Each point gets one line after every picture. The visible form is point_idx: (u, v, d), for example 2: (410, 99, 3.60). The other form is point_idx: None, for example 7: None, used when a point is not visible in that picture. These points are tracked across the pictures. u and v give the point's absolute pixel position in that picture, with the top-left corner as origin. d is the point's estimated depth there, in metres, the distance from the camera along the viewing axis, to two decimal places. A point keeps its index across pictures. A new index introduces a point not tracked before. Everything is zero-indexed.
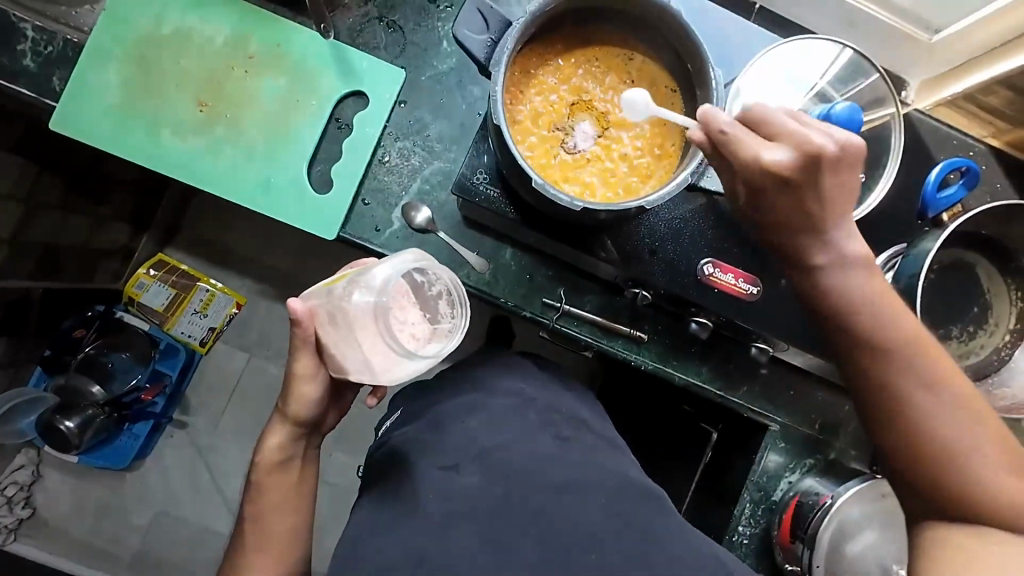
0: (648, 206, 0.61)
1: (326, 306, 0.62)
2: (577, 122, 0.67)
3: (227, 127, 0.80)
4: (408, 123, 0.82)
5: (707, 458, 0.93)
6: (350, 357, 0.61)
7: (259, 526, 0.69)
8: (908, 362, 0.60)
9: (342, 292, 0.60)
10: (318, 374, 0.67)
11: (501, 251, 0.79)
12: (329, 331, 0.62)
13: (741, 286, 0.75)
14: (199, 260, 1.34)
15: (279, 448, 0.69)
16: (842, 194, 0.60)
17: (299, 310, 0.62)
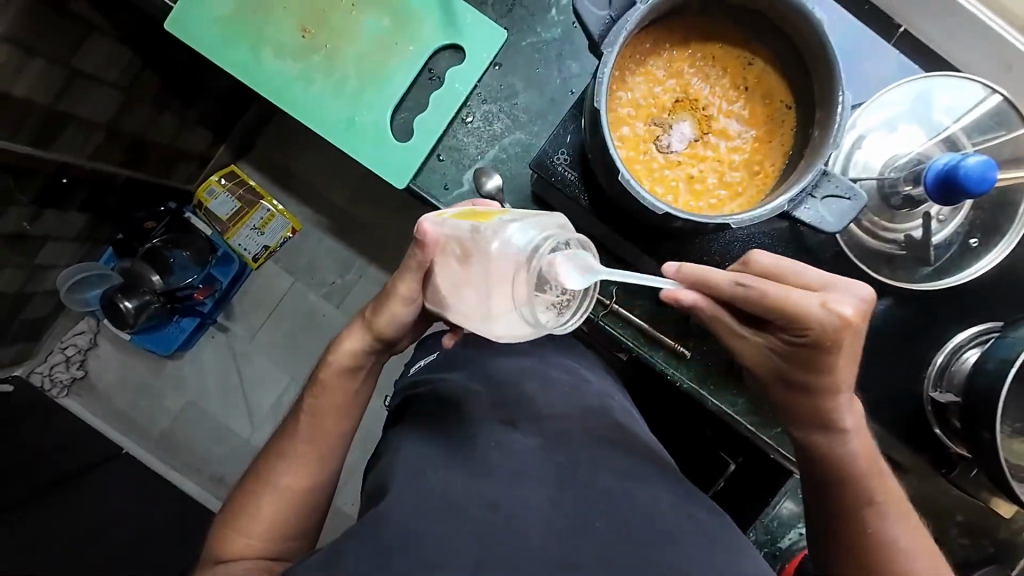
0: (733, 225, 0.57)
1: (457, 239, 0.57)
2: (677, 121, 0.63)
3: (325, 57, 0.81)
4: (499, 87, 0.80)
5: (719, 486, 0.88)
6: (466, 301, 0.57)
7: (300, 430, 0.69)
8: (886, 514, 0.59)
9: (483, 234, 0.55)
10: (418, 301, 0.64)
11: None
12: (448, 267, 0.58)
13: None
14: (269, 179, 1.38)
15: (352, 356, 0.68)
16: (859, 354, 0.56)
17: (429, 236, 0.57)
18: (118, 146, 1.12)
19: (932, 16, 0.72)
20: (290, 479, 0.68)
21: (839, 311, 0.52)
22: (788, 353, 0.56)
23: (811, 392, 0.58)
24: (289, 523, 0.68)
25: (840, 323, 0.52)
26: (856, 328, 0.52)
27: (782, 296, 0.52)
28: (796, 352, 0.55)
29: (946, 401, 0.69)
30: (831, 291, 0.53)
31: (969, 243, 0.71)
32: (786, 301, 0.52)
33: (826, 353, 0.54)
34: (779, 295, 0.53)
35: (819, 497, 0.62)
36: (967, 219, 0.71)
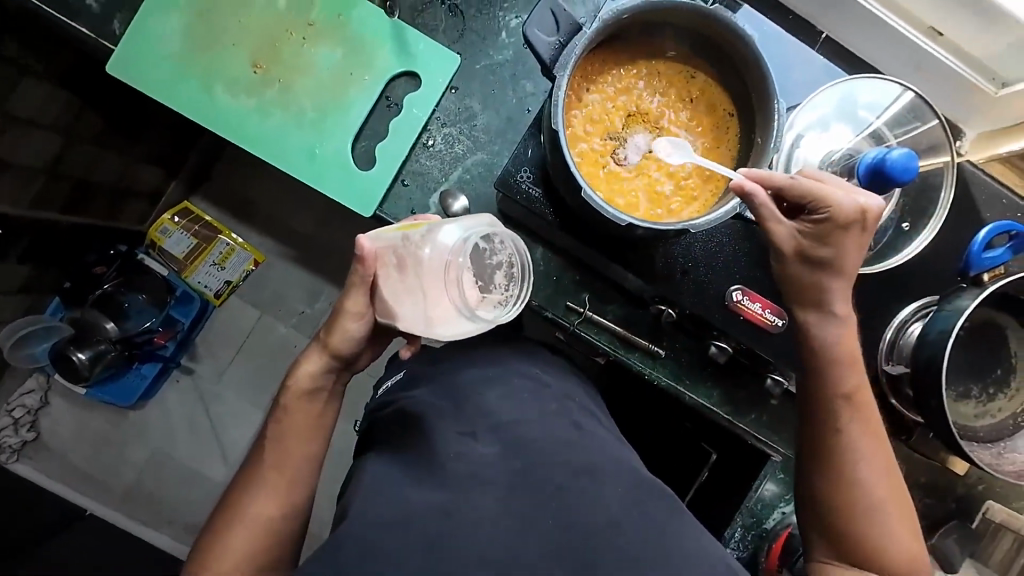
0: (693, 229, 0.61)
1: (393, 250, 0.61)
2: (631, 134, 0.66)
3: (280, 90, 0.81)
4: (457, 110, 0.81)
5: (704, 476, 0.93)
6: (409, 310, 0.59)
7: (269, 459, 0.67)
8: (853, 415, 0.67)
9: (416, 240, 0.60)
10: (367, 314, 0.65)
11: (532, 249, 0.79)
12: (387, 278, 0.61)
13: (767, 317, 0.75)
14: (223, 212, 1.35)
15: (313, 377, 0.68)
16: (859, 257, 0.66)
17: (367, 248, 0.60)
18: (60, 191, 1.07)
19: (849, 23, 0.79)
20: (263, 514, 0.66)
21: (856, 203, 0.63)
22: (805, 235, 0.65)
23: (828, 275, 0.65)
24: (271, 550, 0.66)
25: (863, 209, 0.63)
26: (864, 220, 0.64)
27: (814, 185, 0.63)
28: (811, 233, 0.64)
29: (898, 372, 0.75)
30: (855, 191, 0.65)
31: (902, 227, 0.77)
32: (810, 187, 0.63)
33: (835, 234, 0.64)
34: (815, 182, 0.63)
35: (810, 399, 0.68)
36: (898, 204, 0.77)
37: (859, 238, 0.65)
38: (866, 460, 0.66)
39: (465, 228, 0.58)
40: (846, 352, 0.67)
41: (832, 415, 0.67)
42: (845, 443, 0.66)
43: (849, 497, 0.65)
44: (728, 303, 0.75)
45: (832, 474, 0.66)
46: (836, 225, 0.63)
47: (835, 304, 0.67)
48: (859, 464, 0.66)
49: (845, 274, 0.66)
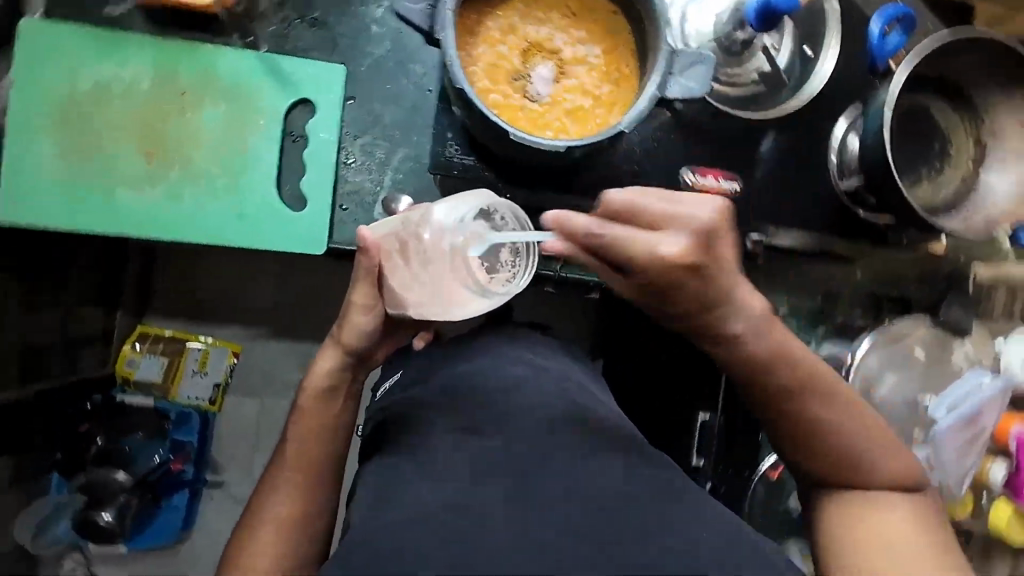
0: (627, 129, 0.62)
1: (396, 238, 0.64)
2: (533, 67, 0.67)
3: (183, 169, 0.78)
4: (362, 118, 0.80)
5: None
6: (418, 294, 0.62)
7: (311, 497, 0.67)
8: (811, 395, 0.63)
9: (416, 222, 0.61)
10: (376, 305, 0.66)
11: None
12: (393, 265, 0.64)
13: (722, 184, 0.78)
14: (179, 317, 1.30)
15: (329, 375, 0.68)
16: (722, 279, 0.58)
17: (369, 239, 0.63)
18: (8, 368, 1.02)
19: None
20: None
21: (665, 251, 0.55)
22: (647, 287, 0.58)
23: (704, 311, 0.59)
24: None
25: (676, 253, 0.55)
26: (685, 262, 0.55)
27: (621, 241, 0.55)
28: (654, 289, 0.58)
29: (853, 185, 0.80)
30: (667, 227, 0.55)
31: (806, 55, 0.81)
32: (649, 244, 0.55)
33: (694, 275, 0.56)
34: (627, 235, 0.55)
35: (772, 397, 0.64)
36: (793, 36, 0.81)
37: (706, 258, 0.56)
38: (849, 425, 0.63)
39: (458, 210, 0.59)
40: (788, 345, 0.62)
41: (799, 408, 0.63)
42: (824, 428, 0.63)
43: (838, 461, 0.64)
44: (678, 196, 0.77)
45: (814, 450, 0.64)
46: (659, 274, 0.55)
47: (732, 326, 0.60)
48: (838, 433, 0.63)
49: (734, 301, 0.59)
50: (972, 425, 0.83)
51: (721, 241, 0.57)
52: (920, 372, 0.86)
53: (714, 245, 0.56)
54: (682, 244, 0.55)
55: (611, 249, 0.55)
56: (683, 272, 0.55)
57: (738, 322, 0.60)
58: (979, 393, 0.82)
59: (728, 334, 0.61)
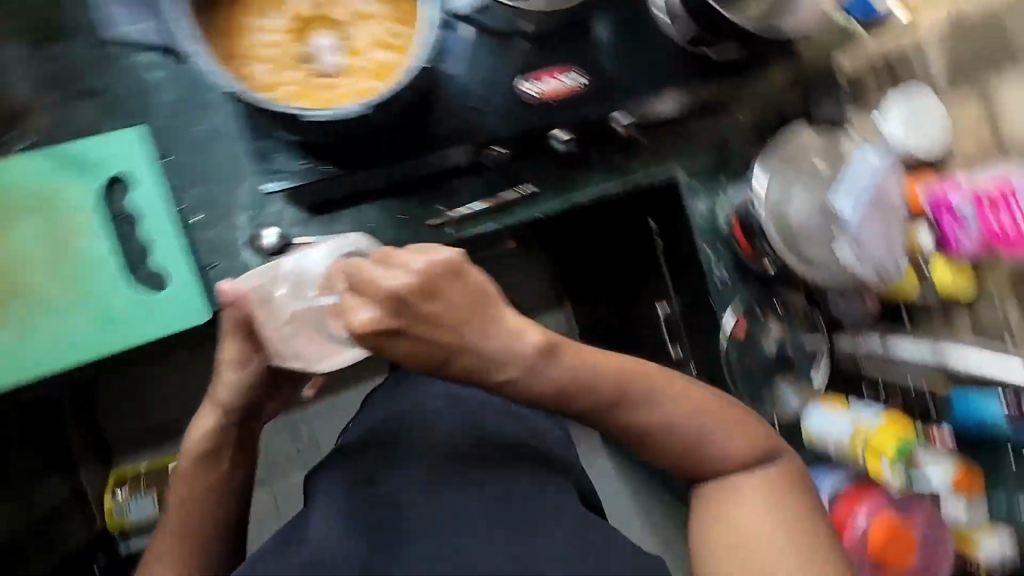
0: (426, 61, 0.58)
1: (264, 289, 0.64)
2: (312, 41, 0.64)
3: (23, 302, 0.70)
4: (186, 170, 0.75)
5: (660, 244, 0.97)
6: (296, 341, 0.67)
7: (198, 569, 0.62)
8: (629, 402, 0.56)
9: (287, 273, 0.66)
10: (250, 359, 0.66)
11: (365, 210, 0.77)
12: (265, 312, 0.65)
13: (565, 80, 0.77)
14: (143, 449, 1.21)
15: (209, 436, 0.65)
16: (476, 317, 0.50)
17: (236, 292, 0.61)
18: None
19: None
20: None
21: (403, 285, 0.48)
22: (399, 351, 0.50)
23: (473, 362, 0.51)
24: None
25: (414, 285, 0.48)
26: (427, 293, 0.49)
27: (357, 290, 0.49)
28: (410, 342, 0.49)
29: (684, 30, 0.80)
30: (404, 261, 0.50)
31: None
32: (371, 293, 0.49)
33: (441, 311, 0.49)
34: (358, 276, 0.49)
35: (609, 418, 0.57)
36: None
37: (446, 302, 0.49)
38: (689, 424, 0.57)
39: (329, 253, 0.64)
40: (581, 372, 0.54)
41: (637, 414, 0.56)
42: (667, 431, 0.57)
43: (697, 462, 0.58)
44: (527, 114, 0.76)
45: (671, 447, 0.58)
46: (406, 318, 0.49)
47: (513, 367, 0.52)
48: (688, 428, 0.57)
49: (499, 340, 0.51)
50: (877, 204, 0.82)
51: (457, 287, 0.50)
52: (819, 178, 0.86)
53: (447, 285, 0.50)
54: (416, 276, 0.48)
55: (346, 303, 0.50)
56: (420, 316, 0.49)
57: (513, 369, 0.51)
58: (870, 171, 0.82)
59: (498, 381, 0.51)
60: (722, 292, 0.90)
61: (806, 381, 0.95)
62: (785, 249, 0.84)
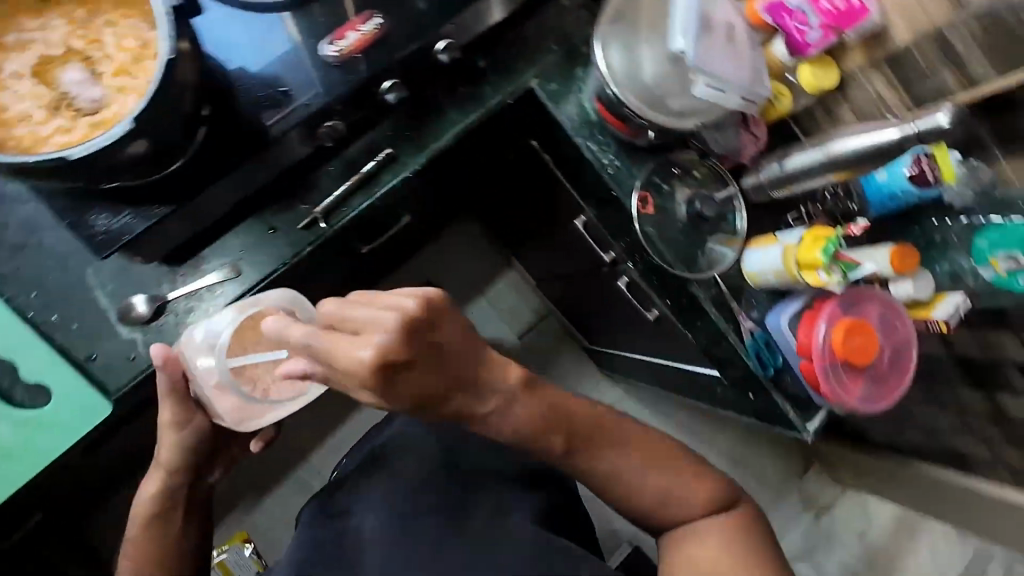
0: (173, 53, 0.56)
1: (193, 346, 0.69)
2: (65, 79, 0.68)
3: None
4: (20, 272, 0.70)
5: (548, 157, 0.97)
6: (224, 404, 0.70)
7: None
8: (593, 449, 0.66)
9: (214, 339, 0.68)
10: (191, 417, 0.73)
11: (228, 238, 0.74)
12: (199, 368, 0.69)
13: (364, 29, 0.71)
14: None
15: (158, 497, 0.76)
16: (455, 351, 0.57)
17: (162, 352, 0.66)
18: None
19: None
20: None
21: (389, 317, 0.53)
22: (372, 392, 0.54)
23: (453, 388, 0.58)
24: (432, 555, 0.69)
25: (403, 320, 0.52)
26: (413, 324, 0.53)
27: (334, 319, 0.55)
28: (394, 376, 0.53)
29: None
30: (396, 296, 0.54)
31: None
32: (364, 329, 0.53)
33: (428, 347, 0.54)
34: (336, 313, 0.55)
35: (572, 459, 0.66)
36: None
37: (429, 333, 0.54)
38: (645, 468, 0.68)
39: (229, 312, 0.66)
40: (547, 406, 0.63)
41: (598, 453, 0.66)
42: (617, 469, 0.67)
43: (657, 503, 0.68)
44: (339, 79, 0.71)
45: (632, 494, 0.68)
46: (399, 355, 0.52)
47: (486, 405, 0.60)
48: (641, 473, 0.68)
49: (480, 372, 0.59)
50: (708, 31, 0.79)
51: (440, 318, 0.55)
52: (657, 27, 0.83)
53: (432, 320, 0.55)
54: (413, 308, 0.53)
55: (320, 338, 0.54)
56: (400, 353, 0.52)
57: (484, 399, 0.60)
58: None
59: (479, 412, 0.60)
60: (617, 175, 0.91)
61: (730, 230, 0.95)
62: (653, 111, 0.80)
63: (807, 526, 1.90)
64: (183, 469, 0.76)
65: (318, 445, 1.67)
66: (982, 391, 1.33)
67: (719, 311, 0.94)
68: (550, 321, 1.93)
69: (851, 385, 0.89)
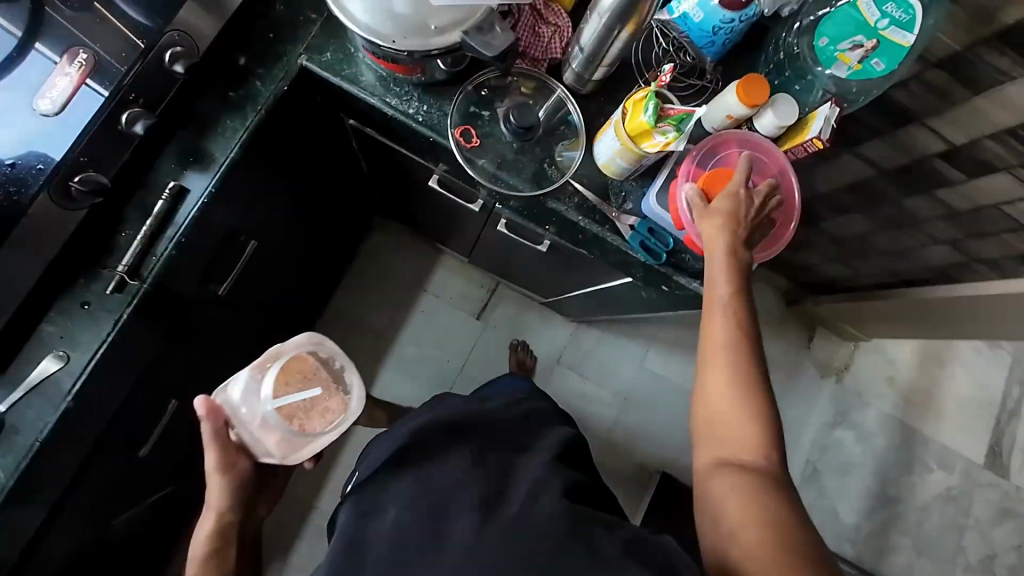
0: None
1: (233, 399, 0.86)
2: None
3: None
4: None
5: (365, 127, 0.93)
6: (265, 442, 0.85)
7: None
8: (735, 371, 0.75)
9: (252, 388, 0.87)
10: (237, 460, 0.85)
11: (42, 328, 0.72)
12: (244, 416, 0.86)
13: (74, 71, 0.66)
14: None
15: (211, 535, 0.83)
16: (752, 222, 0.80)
17: (207, 404, 0.81)
18: None
19: None
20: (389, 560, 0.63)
21: (760, 189, 0.81)
22: (706, 209, 0.80)
23: (734, 236, 0.78)
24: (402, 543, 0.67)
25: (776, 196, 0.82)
26: (755, 199, 0.80)
27: (724, 194, 0.80)
28: (737, 212, 0.79)
29: None
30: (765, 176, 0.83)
31: None
32: (736, 183, 0.80)
33: (752, 217, 0.80)
34: (739, 185, 0.79)
35: (710, 358, 0.76)
36: None
37: (753, 210, 0.80)
38: (746, 407, 0.73)
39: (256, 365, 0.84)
40: (745, 312, 0.77)
41: (729, 357, 0.75)
42: (731, 395, 0.74)
43: (742, 445, 0.72)
44: (67, 132, 0.67)
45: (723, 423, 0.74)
46: (744, 203, 0.79)
47: (720, 276, 0.78)
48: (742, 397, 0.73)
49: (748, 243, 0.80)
50: None
51: (755, 205, 0.80)
52: None
53: (760, 204, 0.80)
54: (763, 191, 0.80)
55: (722, 198, 0.80)
56: (748, 206, 0.79)
57: (738, 264, 0.78)
58: None
59: (712, 255, 0.78)
60: (429, 117, 0.85)
61: (572, 133, 0.90)
62: (419, 40, 0.72)
63: (829, 390, 1.83)
64: (229, 508, 0.84)
65: (323, 485, 1.66)
66: (923, 195, 1.25)
67: (588, 216, 0.89)
68: (503, 283, 1.87)
69: None
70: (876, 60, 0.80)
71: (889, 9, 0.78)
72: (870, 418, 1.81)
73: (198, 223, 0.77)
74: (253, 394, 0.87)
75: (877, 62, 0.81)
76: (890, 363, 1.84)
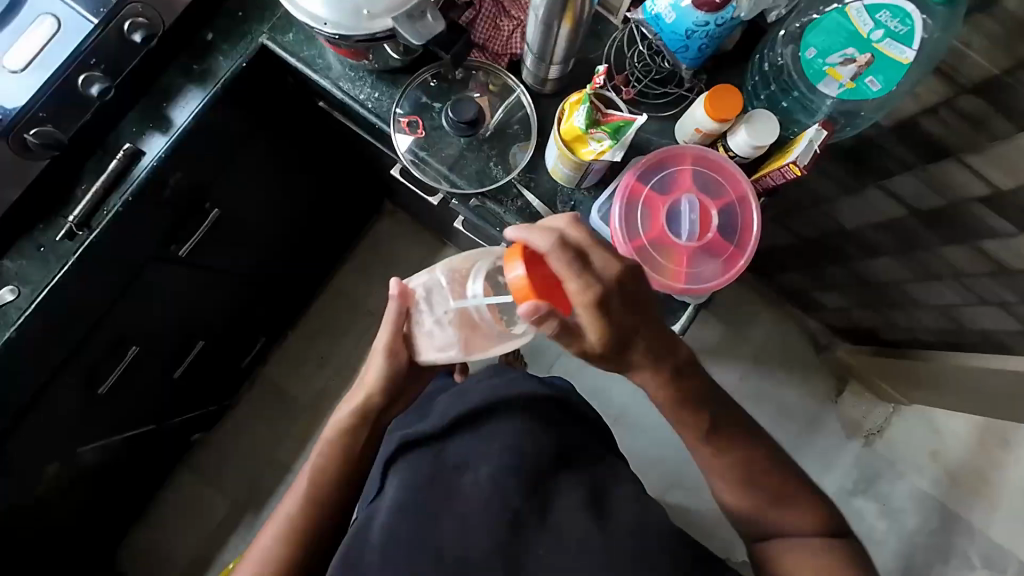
0: None
1: (423, 285, 0.78)
2: None
3: None
4: None
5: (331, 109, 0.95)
6: (439, 342, 0.77)
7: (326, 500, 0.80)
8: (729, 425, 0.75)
9: (447, 283, 0.76)
10: (401, 353, 0.81)
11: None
12: (428, 310, 0.78)
13: (42, 34, 0.74)
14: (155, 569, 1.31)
15: (353, 411, 0.84)
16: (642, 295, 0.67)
17: (401, 289, 0.77)
18: None
19: None
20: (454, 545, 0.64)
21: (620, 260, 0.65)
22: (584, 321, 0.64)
23: (636, 328, 0.66)
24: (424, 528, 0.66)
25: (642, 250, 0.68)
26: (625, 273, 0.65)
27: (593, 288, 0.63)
28: (618, 299, 0.64)
29: None
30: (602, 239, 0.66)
31: None
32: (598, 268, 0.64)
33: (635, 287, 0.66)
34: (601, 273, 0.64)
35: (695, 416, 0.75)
36: None
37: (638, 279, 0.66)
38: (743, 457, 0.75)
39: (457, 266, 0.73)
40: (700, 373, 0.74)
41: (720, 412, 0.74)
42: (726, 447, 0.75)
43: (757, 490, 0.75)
44: (30, 88, 0.74)
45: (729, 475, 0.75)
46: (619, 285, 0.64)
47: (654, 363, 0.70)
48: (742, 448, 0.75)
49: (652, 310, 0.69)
50: None
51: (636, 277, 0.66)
52: None
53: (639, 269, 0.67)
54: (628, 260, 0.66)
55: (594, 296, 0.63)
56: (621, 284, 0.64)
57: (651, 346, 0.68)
58: None
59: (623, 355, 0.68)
60: (378, 103, 0.85)
61: (526, 132, 0.86)
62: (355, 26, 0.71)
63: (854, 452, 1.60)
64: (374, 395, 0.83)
65: None
66: (964, 245, 1.05)
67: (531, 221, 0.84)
68: None
69: (670, 269, 0.76)
70: (871, 79, 0.70)
71: (883, 17, 0.68)
72: (900, 491, 1.57)
73: (148, 184, 0.82)
74: (449, 288, 0.76)
75: (872, 80, 0.70)
76: (936, 435, 1.58)
